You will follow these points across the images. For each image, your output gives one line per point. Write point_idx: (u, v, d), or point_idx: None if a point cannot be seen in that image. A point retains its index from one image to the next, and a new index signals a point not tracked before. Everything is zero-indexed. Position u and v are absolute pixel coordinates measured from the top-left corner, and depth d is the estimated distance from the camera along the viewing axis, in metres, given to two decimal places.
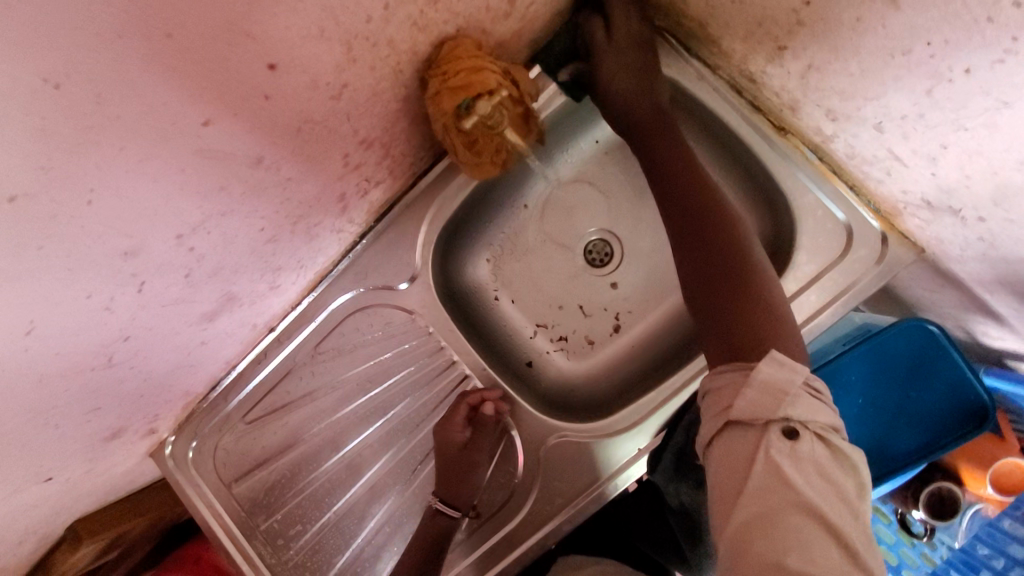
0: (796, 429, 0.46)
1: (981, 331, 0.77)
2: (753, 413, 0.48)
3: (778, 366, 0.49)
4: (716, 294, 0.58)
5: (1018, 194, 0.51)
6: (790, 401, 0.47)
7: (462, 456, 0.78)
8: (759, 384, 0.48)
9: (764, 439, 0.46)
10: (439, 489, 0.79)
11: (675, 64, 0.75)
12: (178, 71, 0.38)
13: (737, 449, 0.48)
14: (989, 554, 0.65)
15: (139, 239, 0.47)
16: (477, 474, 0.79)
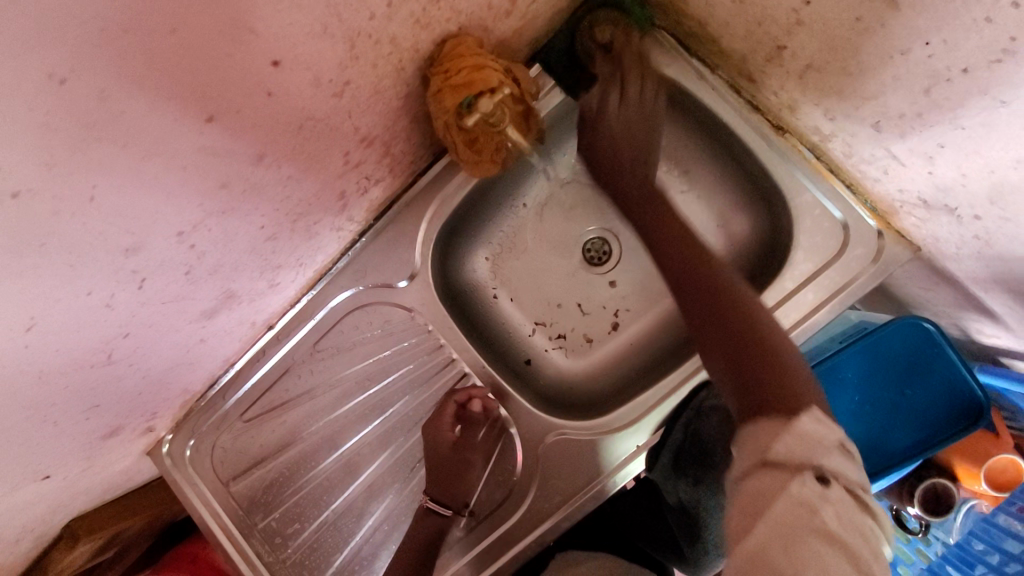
0: (830, 479, 0.44)
1: (975, 329, 0.78)
2: (789, 455, 0.45)
3: (817, 423, 0.47)
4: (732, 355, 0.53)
5: (1013, 192, 0.52)
6: (825, 452, 0.45)
7: (454, 455, 0.80)
8: (797, 431, 0.46)
9: (797, 480, 0.44)
10: (431, 487, 0.80)
11: (676, 66, 0.76)
12: (183, 69, 0.38)
13: (769, 488, 0.44)
14: (984, 550, 0.66)
15: (142, 236, 0.47)
16: (469, 472, 0.80)
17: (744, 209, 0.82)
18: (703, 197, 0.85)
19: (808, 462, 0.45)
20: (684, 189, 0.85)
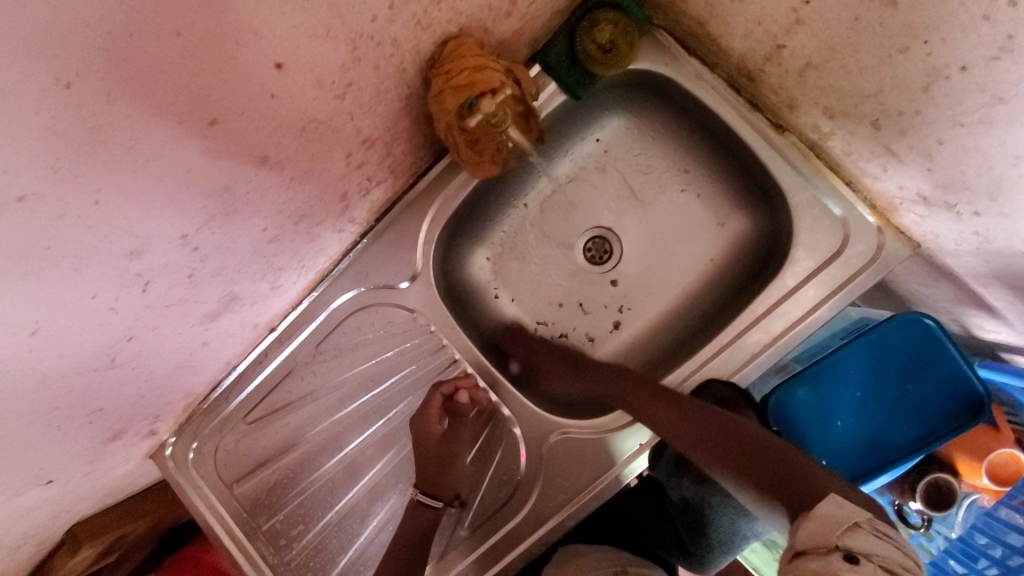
0: (859, 556, 0.48)
1: (975, 325, 0.78)
2: (814, 539, 0.51)
3: (835, 505, 0.52)
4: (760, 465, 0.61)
5: (1012, 189, 0.52)
6: (849, 533, 0.50)
7: (441, 448, 0.80)
8: (818, 516, 0.52)
9: (823, 560, 0.48)
10: (420, 481, 0.80)
11: (676, 65, 0.76)
12: (186, 71, 0.38)
13: (802, 570, 0.49)
14: (987, 544, 0.66)
15: (145, 238, 0.47)
16: (456, 465, 0.81)
17: (743, 209, 0.83)
18: (703, 195, 0.86)
19: (832, 545, 0.49)
20: (682, 187, 0.87)
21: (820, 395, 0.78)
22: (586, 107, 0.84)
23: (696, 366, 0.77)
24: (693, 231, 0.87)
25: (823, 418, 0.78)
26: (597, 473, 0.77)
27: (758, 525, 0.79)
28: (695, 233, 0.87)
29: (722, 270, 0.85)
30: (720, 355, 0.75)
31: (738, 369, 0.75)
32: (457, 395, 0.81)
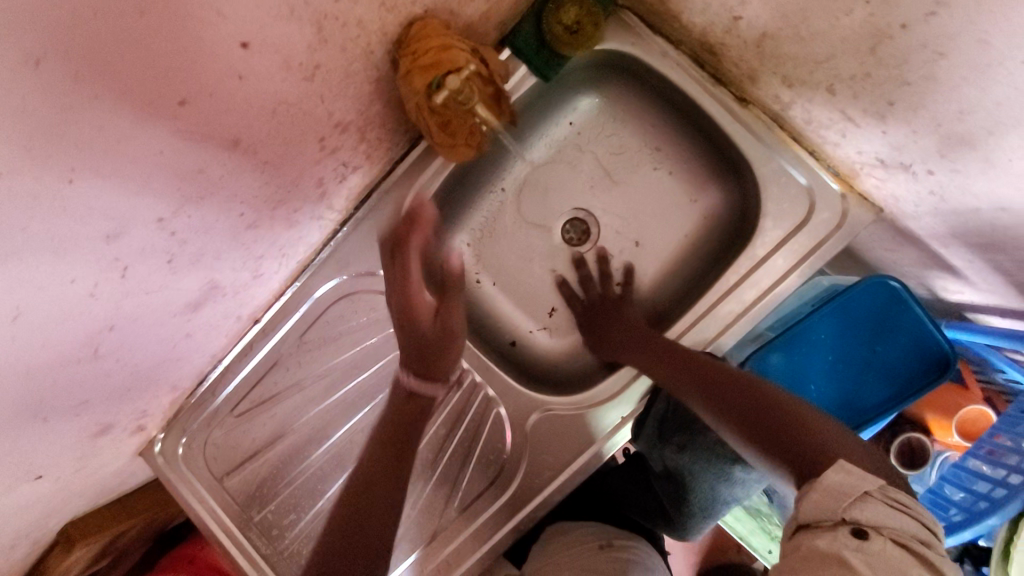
0: (869, 532, 0.45)
1: (940, 287, 0.81)
2: (817, 513, 0.48)
3: (844, 475, 0.49)
4: (763, 423, 0.59)
5: (960, 144, 0.55)
6: (857, 504, 0.47)
7: (434, 330, 0.74)
8: (824, 486, 0.49)
9: (830, 535, 0.46)
10: (410, 365, 0.74)
11: (642, 43, 0.78)
12: (153, 51, 0.39)
13: (807, 543, 0.47)
14: (957, 494, 0.68)
15: (121, 222, 0.48)
16: (453, 346, 0.75)
17: (715, 184, 0.85)
18: (675, 172, 0.88)
19: (840, 517, 0.47)
20: (655, 166, 0.89)
21: (793, 359, 0.80)
22: (555, 90, 0.86)
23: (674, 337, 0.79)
24: (667, 208, 0.89)
25: (798, 383, 0.80)
26: (581, 448, 0.79)
27: (738, 489, 0.80)
28: (670, 210, 0.89)
29: (696, 244, 0.87)
30: (696, 325, 0.77)
31: (713, 338, 0.77)
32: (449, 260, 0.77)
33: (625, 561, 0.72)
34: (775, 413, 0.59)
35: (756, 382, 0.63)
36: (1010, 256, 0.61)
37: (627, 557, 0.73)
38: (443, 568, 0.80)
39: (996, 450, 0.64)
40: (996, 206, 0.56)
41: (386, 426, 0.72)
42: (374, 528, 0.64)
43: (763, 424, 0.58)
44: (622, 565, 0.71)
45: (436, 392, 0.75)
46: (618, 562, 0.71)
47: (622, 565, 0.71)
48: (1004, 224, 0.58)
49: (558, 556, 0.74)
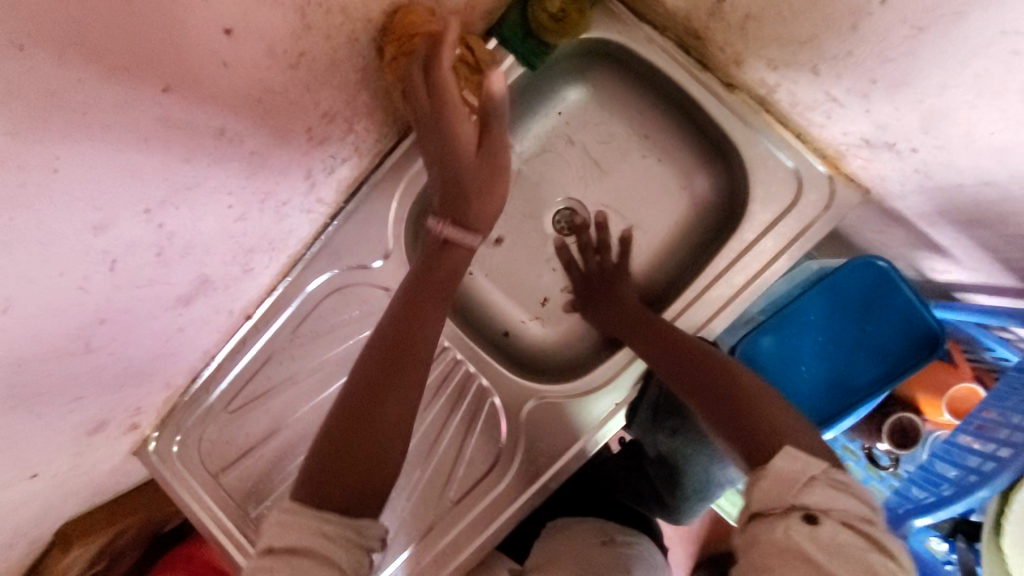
0: (817, 515, 0.46)
1: (928, 267, 0.81)
2: (768, 501, 0.48)
3: (790, 460, 0.49)
4: (726, 405, 0.58)
5: (943, 119, 0.55)
6: (804, 488, 0.47)
7: (479, 164, 0.62)
8: (772, 471, 0.49)
9: (783, 525, 0.46)
10: (444, 213, 0.66)
11: (629, 32, 0.78)
12: (137, 37, 0.39)
13: (763, 536, 0.47)
14: (946, 469, 0.68)
15: (109, 212, 0.47)
16: (498, 188, 0.64)
17: (704, 171, 0.85)
18: (664, 159, 0.88)
19: (789, 503, 0.48)
20: (644, 154, 0.89)
21: (783, 342, 0.83)
22: (542, 80, 0.86)
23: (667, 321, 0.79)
24: (657, 195, 0.89)
25: (788, 364, 0.83)
26: (576, 434, 0.79)
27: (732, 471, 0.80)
28: (660, 197, 0.89)
29: (687, 230, 0.87)
30: (688, 309, 0.78)
31: (705, 322, 0.77)
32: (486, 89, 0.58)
33: (627, 556, 0.73)
34: (742, 399, 0.58)
35: (732, 367, 0.62)
36: (994, 231, 0.63)
37: (629, 552, 0.74)
38: (440, 559, 0.79)
39: (985, 425, 0.65)
40: (979, 180, 0.58)
41: (414, 308, 0.62)
42: (392, 419, 0.56)
43: (728, 409, 0.58)
44: (625, 561, 0.72)
45: (475, 245, 0.67)
46: (621, 557, 0.72)
47: (625, 561, 0.72)
48: (987, 198, 0.60)
49: (560, 550, 0.74)
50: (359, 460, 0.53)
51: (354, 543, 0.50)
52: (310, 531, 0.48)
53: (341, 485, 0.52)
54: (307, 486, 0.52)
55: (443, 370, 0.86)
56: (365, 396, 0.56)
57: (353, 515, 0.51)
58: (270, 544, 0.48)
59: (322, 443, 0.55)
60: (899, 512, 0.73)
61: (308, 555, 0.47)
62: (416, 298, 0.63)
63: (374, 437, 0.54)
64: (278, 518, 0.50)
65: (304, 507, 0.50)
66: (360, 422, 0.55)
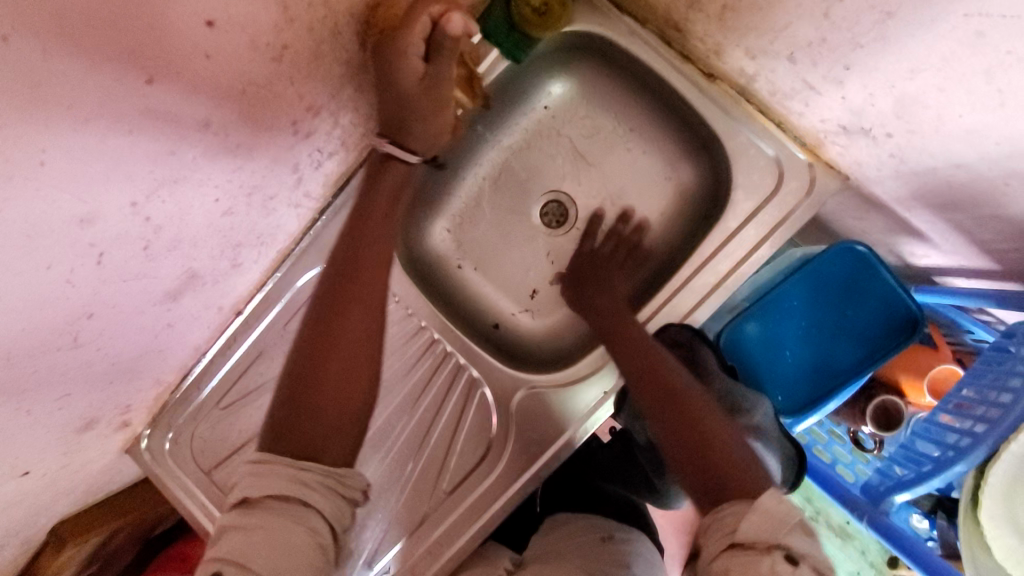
0: (798, 558, 0.46)
1: (909, 253, 0.83)
2: (756, 534, 0.47)
3: (778, 501, 0.50)
4: (693, 435, 0.59)
5: (914, 104, 0.58)
6: (792, 530, 0.48)
7: (422, 97, 0.66)
8: (762, 508, 0.49)
9: (767, 561, 0.45)
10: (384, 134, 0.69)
11: (615, 27, 0.79)
12: (121, 28, 0.39)
13: (745, 568, 0.46)
14: (926, 446, 0.70)
15: (95, 205, 0.48)
16: (440, 113, 0.69)
17: (689, 162, 0.86)
18: (649, 151, 0.89)
19: (773, 541, 0.47)
20: (629, 146, 0.90)
21: (768, 328, 0.85)
22: (527, 75, 0.87)
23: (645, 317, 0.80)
24: (643, 186, 0.90)
25: (773, 350, 0.85)
26: (566, 422, 0.80)
27: None
28: (646, 188, 0.90)
29: (673, 221, 0.88)
30: (675, 297, 0.78)
31: (692, 309, 0.78)
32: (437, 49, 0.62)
33: (627, 553, 0.73)
34: (716, 436, 0.58)
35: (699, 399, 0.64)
36: (968, 214, 0.65)
37: (628, 550, 0.74)
38: (433, 550, 0.79)
39: (962, 403, 0.69)
40: (951, 163, 0.61)
41: (357, 255, 0.67)
42: (348, 365, 0.60)
43: (698, 442, 0.58)
44: (624, 558, 0.71)
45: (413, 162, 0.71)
46: (621, 553, 0.72)
47: (624, 556, 0.72)
48: (959, 180, 0.62)
49: (560, 546, 0.74)
50: (323, 409, 0.58)
51: (334, 491, 0.55)
52: (288, 481, 0.53)
53: (303, 433, 0.56)
54: (275, 437, 0.57)
55: (433, 362, 0.87)
56: (316, 346, 0.61)
57: (328, 463, 0.56)
58: (247, 494, 0.53)
59: (283, 397, 0.59)
60: (882, 489, 0.74)
61: (291, 505, 0.52)
62: (357, 245, 0.67)
63: (333, 383, 0.59)
64: (252, 470, 0.55)
65: (278, 458, 0.54)
66: (315, 369, 0.59)
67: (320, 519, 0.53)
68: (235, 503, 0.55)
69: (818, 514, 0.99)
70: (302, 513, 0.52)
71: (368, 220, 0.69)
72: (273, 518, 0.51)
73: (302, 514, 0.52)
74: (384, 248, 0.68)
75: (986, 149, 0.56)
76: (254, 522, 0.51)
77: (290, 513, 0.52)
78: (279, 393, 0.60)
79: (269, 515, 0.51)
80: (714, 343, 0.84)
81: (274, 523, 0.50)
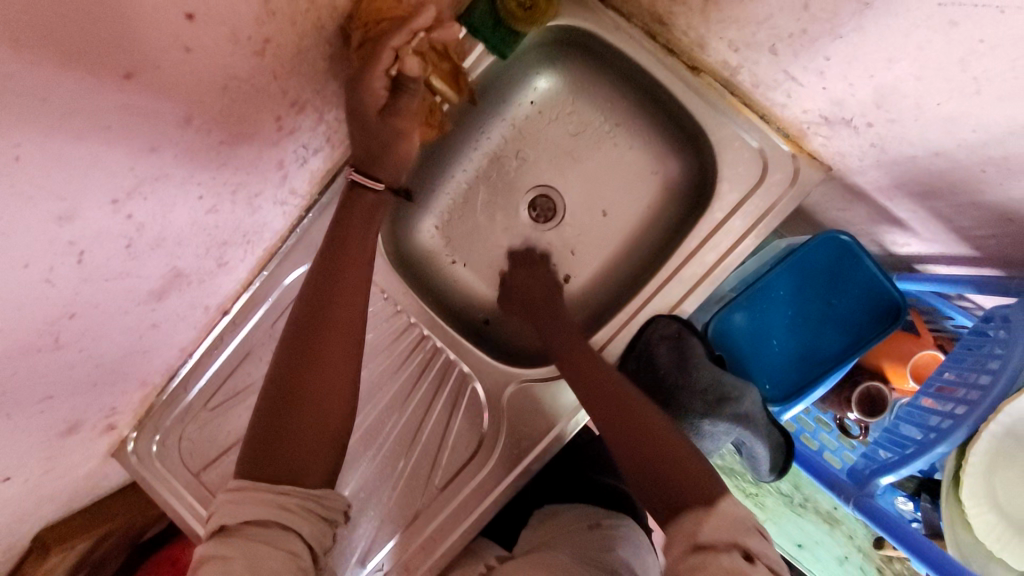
0: (755, 556, 0.49)
1: (891, 242, 0.84)
2: (716, 538, 0.50)
3: (736, 502, 0.53)
4: (654, 444, 0.60)
5: (894, 93, 0.59)
6: (750, 533, 0.50)
7: (383, 128, 0.66)
8: (718, 511, 0.52)
9: (727, 557, 0.48)
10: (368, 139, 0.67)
11: (604, 23, 0.79)
12: (98, 19, 0.38)
13: (709, 564, 0.47)
14: (909, 430, 0.71)
15: (73, 202, 0.47)
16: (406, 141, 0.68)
17: (675, 156, 0.87)
18: (635, 145, 0.89)
19: (735, 542, 0.49)
20: (616, 141, 0.90)
21: (755, 318, 0.86)
22: (514, 70, 0.87)
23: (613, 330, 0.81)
24: (631, 180, 0.90)
25: (760, 340, 0.86)
26: (557, 415, 0.80)
27: (707, 442, 0.82)
28: (632, 182, 0.90)
29: (661, 214, 0.89)
30: (662, 290, 0.79)
31: (680, 301, 0.79)
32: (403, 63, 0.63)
33: (615, 538, 0.72)
34: (666, 443, 0.60)
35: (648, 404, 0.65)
36: (947, 201, 0.67)
37: (616, 534, 0.73)
38: (427, 546, 0.79)
39: (944, 386, 0.70)
40: (930, 151, 0.62)
41: (342, 248, 0.66)
42: (332, 363, 0.60)
43: (645, 449, 0.60)
44: (612, 542, 0.71)
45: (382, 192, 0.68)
46: (607, 539, 0.71)
47: (609, 542, 0.71)
48: (937, 168, 0.63)
49: (547, 540, 0.74)
50: (300, 428, 0.57)
51: (314, 513, 0.55)
52: (267, 506, 0.52)
53: (280, 458, 0.56)
54: (258, 444, 0.56)
55: (424, 358, 0.87)
56: (300, 344, 0.60)
57: (309, 486, 0.56)
58: (223, 522, 0.52)
59: (265, 398, 0.59)
60: (866, 472, 0.76)
61: (270, 530, 0.52)
62: (340, 237, 0.67)
63: (317, 384, 0.59)
64: (229, 497, 0.54)
65: (254, 483, 0.54)
66: (298, 367, 0.59)
67: (300, 541, 0.53)
68: (210, 535, 0.53)
69: (806, 500, 1.00)
70: (282, 536, 0.52)
71: (349, 208, 0.68)
72: (252, 543, 0.50)
73: (283, 538, 0.52)
74: (366, 237, 0.68)
75: (963, 136, 0.57)
76: (231, 551, 0.50)
77: (270, 539, 0.51)
78: (261, 395, 0.60)
79: (248, 542, 0.50)
80: (704, 333, 0.85)
81: (254, 550, 0.50)
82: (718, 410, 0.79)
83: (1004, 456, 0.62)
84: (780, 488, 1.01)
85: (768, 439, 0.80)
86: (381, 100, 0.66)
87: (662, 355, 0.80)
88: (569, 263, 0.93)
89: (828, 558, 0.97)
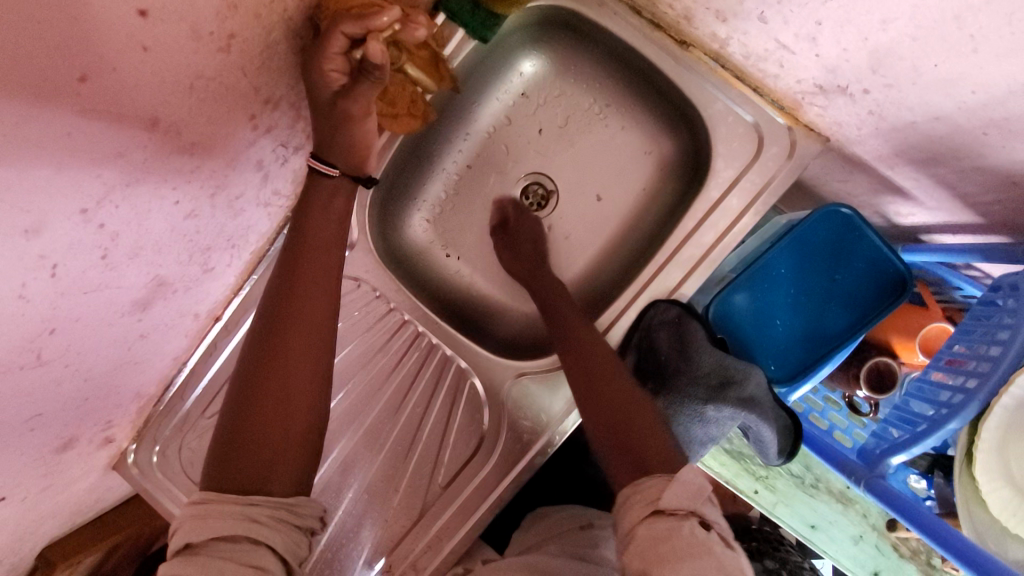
0: (710, 524, 0.49)
1: (894, 212, 0.82)
2: (675, 504, 0.50)
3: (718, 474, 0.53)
4: (634, 435, 0.61)
5: (889, 56, 0.56)
6: (707, 500, 0.51)
7: (358, 122, 0.63)
8: (682, 479, 0.52)
9: (682, 523, 0.48)
10: (349, 135, 0.64)
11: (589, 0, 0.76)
12: (46, 24, 0.36)
13: (666, 532, 0.48)
14: (919, 407, 0.69)
15: (40, 215, 0.45)
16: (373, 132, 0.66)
17: (670, 134, 0.84)
18: (627, 126, 0.87)
19: (691, 509, 0.50)
20: (607, 122, 0.87)
21: (758, 298, 0.84)
22: (496, 54, 0.84)
23: (612, 318, 0.80)
24: (624, 163, 0.88)
25: (765, 320, 0.84)
26: (557, 407, 0.79)
27: (712, 427, 0.80)
28: (626, 164, 0.88)
29: (656, 194, 0.87)
30: (659, 275, 0.77)
31: (677, 284, 0.77)
32: (366, 47, 0.55)
33: (603, 537, 0.70)
34: (648, 428, 0.62)
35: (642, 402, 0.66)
36: (950, 167, 0.64)
37: (602, 534, 0.71)
38: (433, 545, 0.77)
39: (954, 359, 0.68)
40: (928, 116, 0.59)
41: (305, 240, 0.64)
42: (298, 359, 0.59)
43: (623, 424, 0.63)
44: (598, 542, 0.69)
45: (334, 177, 0.66)
46: (594, 538, 0.70)
47: (593, 540, 0.69)
48: (938, 134, 0.61)
49: (538, 543, 0.72)
50: (264, 436, 0.56)
51: (287, 524, 0.53)
52: (235, 519, 0.50)
53: (248, 466, 0.54)
54: (229, 449, 0.55)
55: (420, 356, 0.85)
56: (274, 349, 0.59)
57: (278, 494, 0.54)
58: (187, 540, 0.49)
59: (236, 401, 0.58)
60: (877, 452, 0.73)
61: (237, 545, 0.49)
62: (324, 235, 0.65)
63: (284, 386, 0.57)
64: (192, 512, 0.51)
65: (220, 497, 0.52)
66: (270, 368, 0.58)
67: (271, 556, 0.50)
68: (173, 555, 0.50)
69: (818, 481, 0.98)
70: (252, 550, 0.49)
71: (316, 199, 0.66)
72: (217, 560, 0.47)
73: (251, 552, 0.49)
74: (338, 230, 0.67)
75: (963, 99, 0.55)
76: (192, 567, 0.47)
77: (236, 554, 0.48)
78: (232, 397, 0.58)
79: (211, 559, 0.47)
80: (703, 316, 0.83)
81: (217, 567, 0.47)
82: (721, 395, 0.77)
83: (1016, 428, 0.59)
84: (790, 469, 0.99)
85: (775, 423, 0.77)
86: (336, 83, 0.60)
87: (662, 341, 0.78)
88: (565, 250, 0.91)
89: (843, 538, 0.95)
